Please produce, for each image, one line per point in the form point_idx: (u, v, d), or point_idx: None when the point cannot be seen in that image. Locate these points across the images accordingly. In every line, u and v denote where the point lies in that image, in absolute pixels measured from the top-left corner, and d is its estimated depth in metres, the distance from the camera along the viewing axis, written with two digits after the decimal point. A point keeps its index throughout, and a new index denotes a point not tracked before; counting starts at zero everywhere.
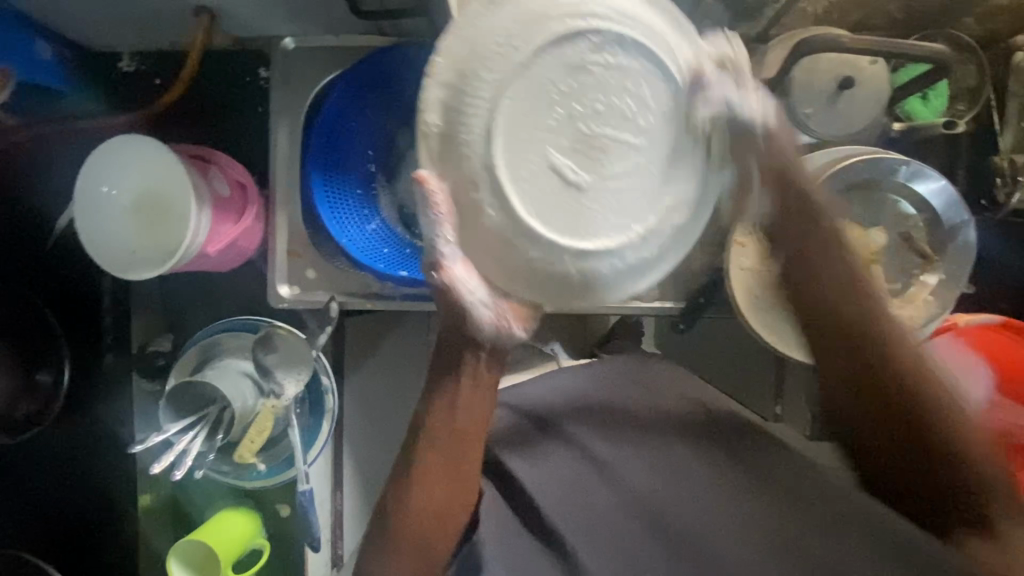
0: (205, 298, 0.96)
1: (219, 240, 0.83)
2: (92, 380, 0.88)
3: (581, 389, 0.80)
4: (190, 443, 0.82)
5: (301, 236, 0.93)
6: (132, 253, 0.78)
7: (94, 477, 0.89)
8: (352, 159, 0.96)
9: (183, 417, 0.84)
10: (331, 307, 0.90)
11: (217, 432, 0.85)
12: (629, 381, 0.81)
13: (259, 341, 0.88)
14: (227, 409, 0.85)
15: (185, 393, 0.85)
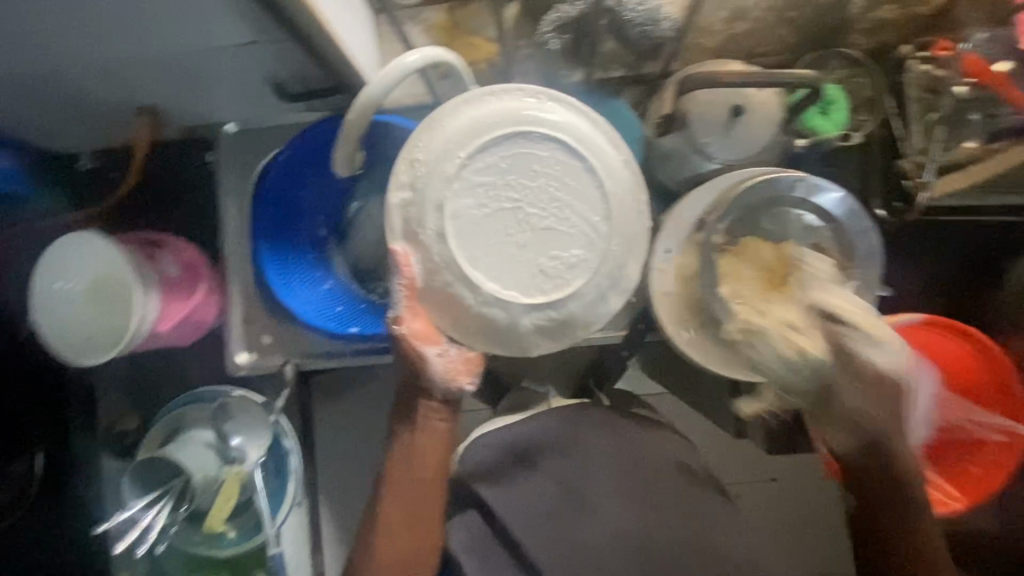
0: (171, 371, 1.01)
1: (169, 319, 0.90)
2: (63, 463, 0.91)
3: (539, 433, 0.80)
4: (156, 516, 0.86)
5: (256, 305, 0.96)
6: (88, 337, 0.82)
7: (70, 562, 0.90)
8: (304, 225, 1.02)
9: (150, 490, 0.88)
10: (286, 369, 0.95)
11: (181, 502, 0.89)
12: (589, 428, 0.80)
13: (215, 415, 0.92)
14: (184, 480, 0.88)
15: (145, 469, 0.89)
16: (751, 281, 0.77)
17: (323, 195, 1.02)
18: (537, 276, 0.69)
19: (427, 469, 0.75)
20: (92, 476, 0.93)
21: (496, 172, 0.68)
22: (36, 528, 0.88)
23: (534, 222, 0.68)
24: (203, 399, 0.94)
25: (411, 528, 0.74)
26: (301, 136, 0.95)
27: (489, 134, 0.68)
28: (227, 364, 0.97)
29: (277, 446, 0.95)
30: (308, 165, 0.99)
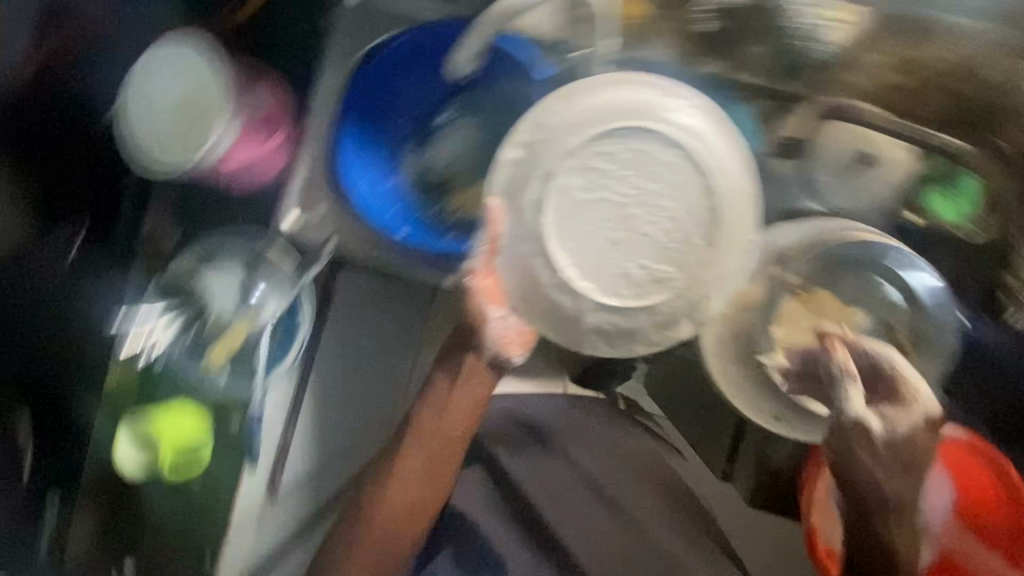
0: (217, 213, 1.00)
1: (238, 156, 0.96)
2: (97, 255, 0.97)
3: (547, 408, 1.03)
4: (168, 325, 0.97)
5: (318, 179, 0.94)
6: (160, 139, 0.93)
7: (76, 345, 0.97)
8: (391, 117, 1.01)
9: (175, 305, 0.97)
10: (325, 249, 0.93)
11: (192, 325, 0.97)
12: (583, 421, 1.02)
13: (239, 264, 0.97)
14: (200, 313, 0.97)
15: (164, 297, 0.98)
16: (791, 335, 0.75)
17: (417, 97, 1.01)
18: (619, 280, 0.68)
19: (453, 430, 0.85)
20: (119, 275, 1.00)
21: (610, 163, 0.67)
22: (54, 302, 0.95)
23: (631, 225, 0.67)
24: (239, 243, 0.98)
25: (424, 476, 0.84)
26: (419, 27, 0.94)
27: (613, 120, 0.67)
28: (274, 222, 0.96)
29: (289, 314, 0.99)
30: (415, 60, 0.98)
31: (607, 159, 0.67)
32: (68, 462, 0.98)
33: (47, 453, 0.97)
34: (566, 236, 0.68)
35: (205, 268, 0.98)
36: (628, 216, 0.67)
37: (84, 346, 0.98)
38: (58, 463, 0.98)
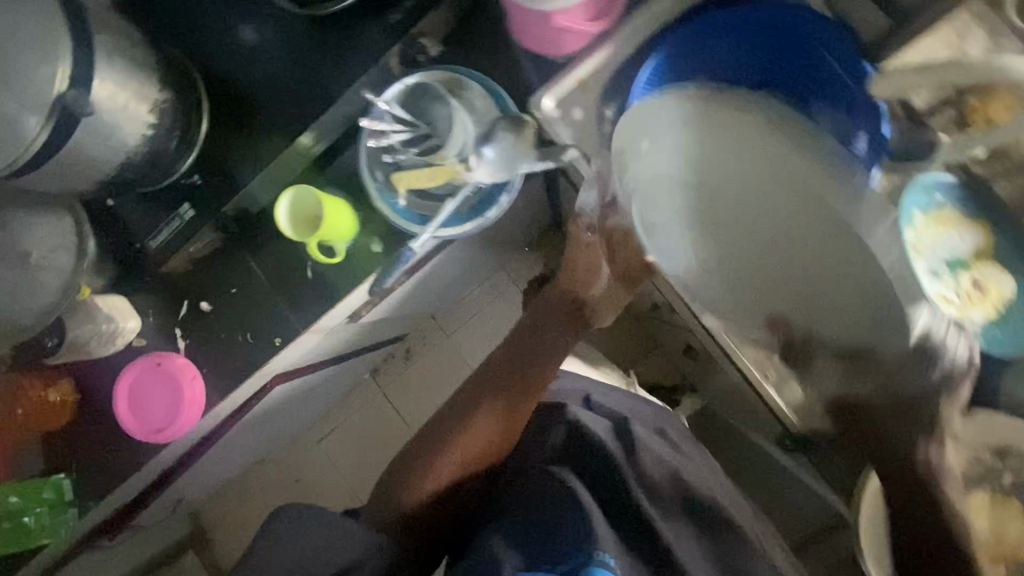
0: (481, 49, 0.92)
1: (566, 23, 0.84)
2: (356, 19, 0.89)
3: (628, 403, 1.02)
4: (394, 132, 0.92)
5: (599, 85, 0.90)
6: None
7: (278, 83, 0.91)
8: (699, 69, 0.88)
9: (408, 111, 0.92)
10: (566, 154, 0.89)
11: (414, 143, 0.94)
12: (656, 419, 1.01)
13: (489, 122, 0.90)
14: (435, 140, 0.93)
15: (414, 98, 0.92)
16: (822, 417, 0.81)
17: (722, 68, 0.93)
18: (674, 242, 0.85)
19: (541, 358, 1.03)
20: (356, 49, 0.89)
21: (722, 170, 0.83)
22: (291, 33, 0.91)
23: (721, 228, 0.84)
24: (492, 93, 0.91)
25: (512, 413, 1.00)
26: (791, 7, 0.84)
27: (722, 108, 0.81)
28: (532, 91, 0.91)
29: (493, 191, 0.93)
30: (759, 35, 0.88)
31: (717, 165, 0.83)
32: (223, 184, 0.94)
33: (213, 159, 0.94)
34: (670, 259, 0.85)
35: (454, 97, 0.91)
36: (722, 221, 0.84)
37: (307, 95, 0.91)
38: (214, 178, 0.94)
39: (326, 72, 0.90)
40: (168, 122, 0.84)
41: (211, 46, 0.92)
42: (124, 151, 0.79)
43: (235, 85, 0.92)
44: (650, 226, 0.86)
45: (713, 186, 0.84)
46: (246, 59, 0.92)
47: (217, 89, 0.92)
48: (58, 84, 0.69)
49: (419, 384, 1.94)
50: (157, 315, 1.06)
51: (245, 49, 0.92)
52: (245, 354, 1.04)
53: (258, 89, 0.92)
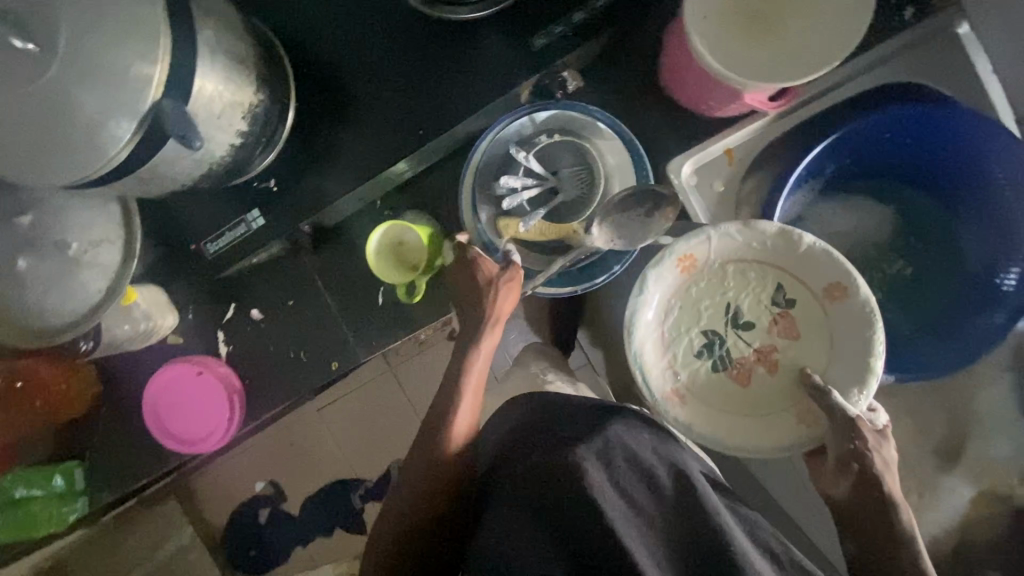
0: (626, 92, 0.82)
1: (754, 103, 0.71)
2: (493, 33, 0.75)
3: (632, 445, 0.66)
4: (527, 184, 0.83)
5: (749, 158, 0.81)
6: (704, 17, 0.67)
7: (385, 87, 0.77)
8: (862, 147, 0.82)
9: (545, 160, 0.84)
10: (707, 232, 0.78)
11: (543, 197, 0.85)
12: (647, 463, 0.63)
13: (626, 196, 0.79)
14: (560, 196, 0.84)
15: (548, 149, 0.84)
16: (827, 481, 0.69)
17: (882, 156, 0.85)
18: (710, 383, 0.78)
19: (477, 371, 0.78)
20: (486, 68, 0.76)
21: (741, 283, 0.79)
22: (411, 32, 0.76)
23: (731, 365, 0.79)
24: (631, 153, 0.81)
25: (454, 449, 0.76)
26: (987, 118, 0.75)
27: (754, 223, 0.74)
28: (675, 153, 0.82)
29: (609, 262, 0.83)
30: (938, 140, 0.80)
31: (735, 282, 0.79)
32: (302, 195, 0.81)
33: (294, 162, 0.80)
34: (680, 338, 0.79)
35: (602, 157, 0.82)
36: (740, 337, 0.80)
37: (415, 107, 0.77)
38: (292, 186, 0.81)
39: (447, 86, 0.76)
40: (257, 129, 0.71)
41: (312, 28, 0.78)
42: (209, 163, 0.66)
43: (334, 82, 0.78)
44: (655, 358, 0.77)
45: (745, 286, 0.79)
46: (354, 53, 0.77)
47: (311, 82, 0.78)
48: (155, 94, 0.55)
49: (426, 382, 1.41)
50: (197, 314, 0.93)
51: (350, 38, 0.77)
52: (298, 373, 0.93)
53: (360, 89, 0.78)
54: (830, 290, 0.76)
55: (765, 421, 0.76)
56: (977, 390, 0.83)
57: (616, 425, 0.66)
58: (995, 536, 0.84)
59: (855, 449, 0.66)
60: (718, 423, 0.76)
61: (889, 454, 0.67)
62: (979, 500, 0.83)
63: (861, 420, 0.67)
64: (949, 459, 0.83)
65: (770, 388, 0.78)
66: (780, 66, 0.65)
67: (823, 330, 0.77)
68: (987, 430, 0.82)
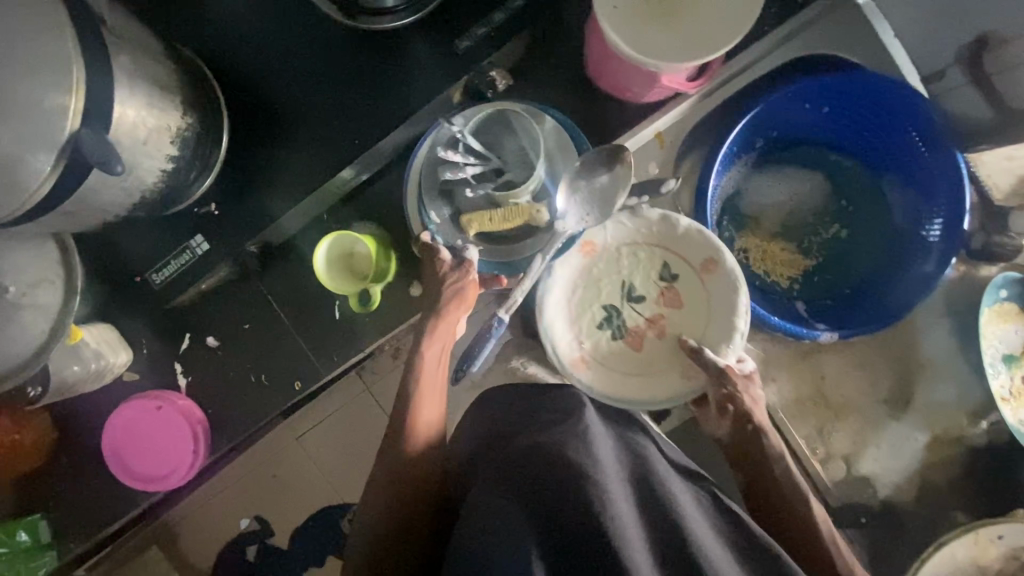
0: (556, 85, 0.85)
1: (673, 85, 0.74)
2: (415, 39, 0.76)
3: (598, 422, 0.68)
4: (468, 163, 0.83)
5: (680, 136, 0.84)
6: (614, 8, 0.69)
7: (315, 101, 0.78)
8: (781, 117, 0.86)
9: (484, 140, 0.84)
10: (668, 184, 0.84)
11: (487, 177, 0.85)
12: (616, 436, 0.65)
13: (592, 169, 0.80)
14: (506, 176, 0.84)
15: (483, 129, 0.84)
16: (713, 425, 0.79)
17: (805, 124, 0.89)
18: (607, 348, 0.84)
19: (436, 364, 0.80)
20: (413, 74, 0.77)
21: (632, 262, 0.86)
22: (335, 45, 0.77)
23: (627, 332, 0.85)
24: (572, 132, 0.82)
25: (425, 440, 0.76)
26: (889, 78, 0.79)
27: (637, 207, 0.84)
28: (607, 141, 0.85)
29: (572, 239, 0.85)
30: (851, 103, 0.84)
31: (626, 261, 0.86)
32: (246, 216, 0.80)
33: (233, 184, 0.80)
34: (581, 312, 0.85)
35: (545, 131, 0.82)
36: (633, 309, 0.86)
37: (348, 116, 0.78)
38: (234, 207, 0.80)
39: (376, 94, 0.77)
40: (188, 153, 0.71)
41: (236, 48, 0.78)
42: (140, 190, 0.66)
43: (264, 100, 0.78)
44: (557, 332, 0.84)
45: (638, 266, 0.86)
46: (281, 70, 0.78)
47: (241, 101, 0.79)
48: (71, 124, 0.54)
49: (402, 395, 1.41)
50: (151, 349, 0.92)
51: (276, 56, 0.78)
52: (261, 397, 0.92)
53: (292, 104, 0.78)
54: (705, 265, 0.84)
55: (657, 380, 0.83)
56: (919, 338, 0.86)
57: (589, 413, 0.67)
58: (953, 476, 0.87)
59: (727, 393, 0.76)
60: (613, 383, 0.83)
61: (757, 395, 0.77)
62: (934, 444, 0.87)
63: (730, 369, 0.77)
64: (901, 407, 0.86)
65: (660, 351, 0.84)
66: (689, 50, 0.68)
67: (702, 302, 0.84)
68: (932, 375, 0.86)
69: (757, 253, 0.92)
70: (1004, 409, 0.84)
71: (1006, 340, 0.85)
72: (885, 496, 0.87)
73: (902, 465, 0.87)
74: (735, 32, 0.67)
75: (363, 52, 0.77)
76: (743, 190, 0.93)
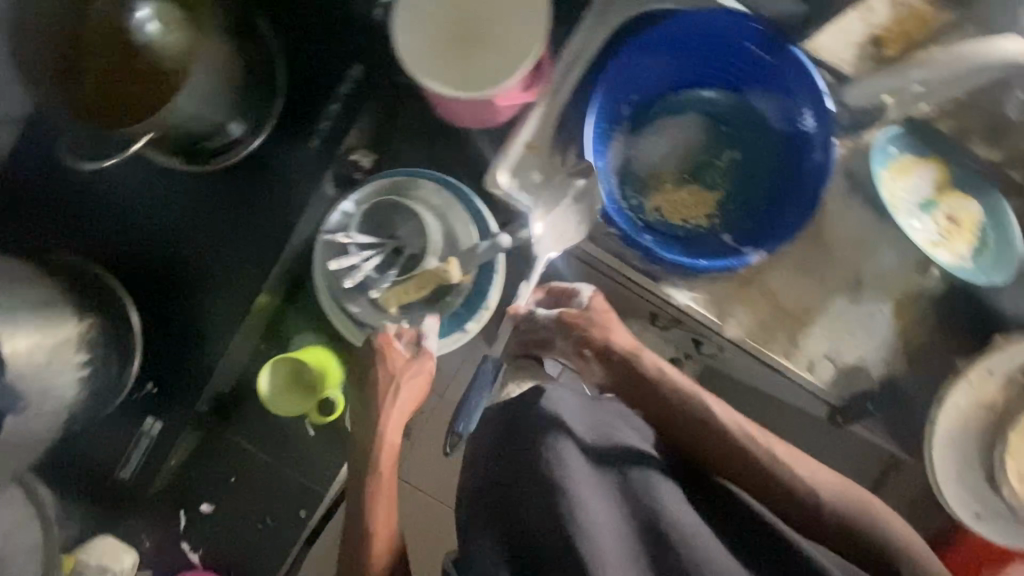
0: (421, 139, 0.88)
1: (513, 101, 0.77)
2: (270, 155, 0.79)
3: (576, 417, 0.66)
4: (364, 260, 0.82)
5: (548, 136, 0.87)
6: (427, 57, 0.72)
7: (204, 247, 0.80)
8: (629, 88, 0.91)
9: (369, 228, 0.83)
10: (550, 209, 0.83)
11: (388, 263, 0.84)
12: (598, 429, 0.66)
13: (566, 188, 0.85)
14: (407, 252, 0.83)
15: (377, 215, 0.83)
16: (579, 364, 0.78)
17: (655, 80, 0.93)
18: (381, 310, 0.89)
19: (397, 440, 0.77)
20: (285, 187, 0.80)
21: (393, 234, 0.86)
22: (194, 192, 0.79)
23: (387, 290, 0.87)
24: (449, 187, 0.85)
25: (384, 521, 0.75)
26: (694, 11, 0.84)
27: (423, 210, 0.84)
28: (484, 172, 0.88)
29: (484, 286, 0.85)
30: (683, 45, 0.89)
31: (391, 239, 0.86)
32: (185, 378, 0.82)
33: (160, 354, 0.82)
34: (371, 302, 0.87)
35: (415, 199, 0.84)
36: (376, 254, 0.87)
37: (238, 249, 0.80)
38: (172, 374, 0.82)
39: (259, 218, 0.80)
40: (101, 349, 0.72)
41: (108, 232, 0.80)
42: (64, 407, 0.67)
43: (154, 267, 0.80)
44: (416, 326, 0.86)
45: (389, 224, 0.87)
46: (156, 234, 0.80)
47: (135, 277, 0.80)
48: None
49: None
50: (152, 539, 0.91)
51: (147, 224, 0.80)
52: (269, 547, 0.89)
53: (181, 260, 0.80)
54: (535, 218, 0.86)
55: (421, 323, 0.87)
56: (839, 221, 0.89)
57: (566, 440, 0.62)
58: (929, 332, 0.89)
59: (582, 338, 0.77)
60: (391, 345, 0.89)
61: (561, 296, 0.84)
62: (898, 310, 0.88)
63: (566, 292, 0.81)
64: (855, 289, 0.88)
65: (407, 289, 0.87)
66: (509, 69, 0.71)
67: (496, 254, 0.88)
68: (869, 250, 0.88)
69: (669, 207, 0.94)
70: (940, 253, 0.82)
71: (917, 190, 0.86)
72: (881, 375, 0.89)
73: (880, 341, 0.89)
74: (541, 40, 0.70)
75: (221, 187, 0.79)
76: (629, 160, 0.96)
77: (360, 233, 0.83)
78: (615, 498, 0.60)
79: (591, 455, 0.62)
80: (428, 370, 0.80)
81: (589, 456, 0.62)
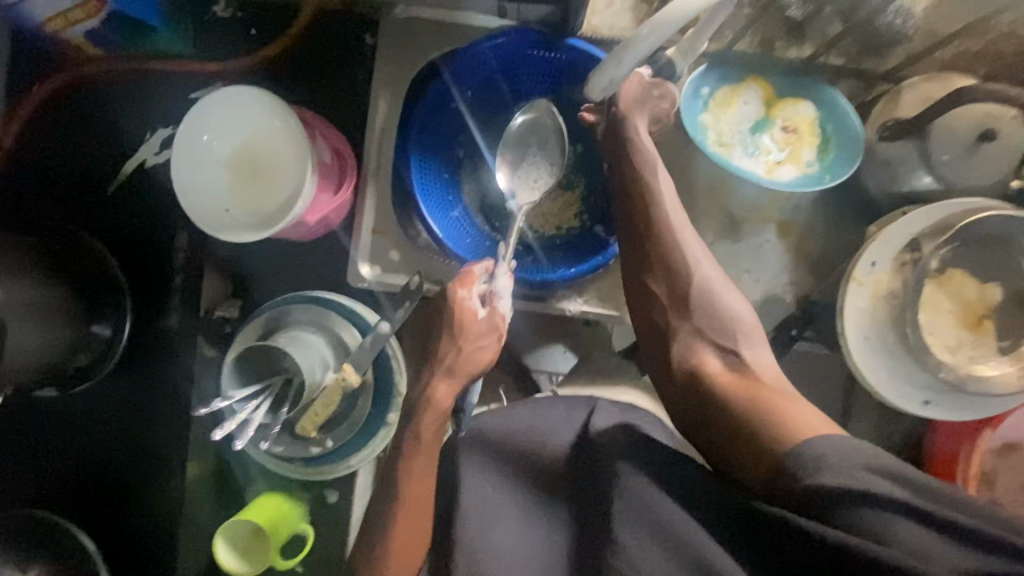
0: (279, 263, 0.91)
1: (326, 207, 0.79)
2: (151, 338, 0.87)
3: (506, 427, 0.72)
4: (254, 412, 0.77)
5: (388, 215, 0.87)
6: (226, 210, 0.74)
7: (134, 440, 0.88)
8: (445, 139, 0.92)
9: (249, 383, 0.79)
10: (412, 284, 0.83)
11: (281, 404, 0.79)
12: (515, 429, 0.72)
13: (517, 138, 0.87)
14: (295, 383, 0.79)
15: (254, 359, 0.79)
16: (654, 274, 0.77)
17: (468, 117, 0.93)
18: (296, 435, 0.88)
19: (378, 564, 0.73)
20: (179, 363, 0.87)
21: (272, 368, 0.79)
22: (105, 403, 0.88)
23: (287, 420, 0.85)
24: (316, 301, 0.85)
25: None
26: (461, 53, 0.84)
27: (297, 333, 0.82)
28: (347, 272, 0.88)
29: (384, 379, 0.87)
30: (472, 79, 0.89)
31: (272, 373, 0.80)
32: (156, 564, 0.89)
33: (128, 551, 0.88)
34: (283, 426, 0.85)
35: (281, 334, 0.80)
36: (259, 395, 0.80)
37: (157, 431, 0.88)
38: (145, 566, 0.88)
39: (169, 392, 0.88)
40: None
41: (48, 465, 0.88)
42: None
43: (96, 479, 0.88)
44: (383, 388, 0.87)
45: (263, 356, 0.79)
46: (86, 449, 0.88)
47: (84, 492, 0.88)
48: None
49: None
50: None
51: (75, 446, 0.88)
52: None
53: (115, 460, 0.88)
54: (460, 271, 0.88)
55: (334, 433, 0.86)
56: (690, 175, 0.86)
57: (473, 446, 0.71)
58: (823, 241, 0.86)
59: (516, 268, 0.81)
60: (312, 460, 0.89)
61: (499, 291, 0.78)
62: (783, 233, 0.86)
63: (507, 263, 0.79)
64: (732, 230, 0.86)
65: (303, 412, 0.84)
66: (297, 181, 0.73)
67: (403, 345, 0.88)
68: (729, 188, 0.86)
69: (539, 221, 0.93)
70: (782, 172, 0.81)
71: (745, 117, 0.83)
72: (795, 300, 0.86)
73: (781, 268, 0.86)
74: (306, 142, 0.71)
75: (120, 388, 0.87)
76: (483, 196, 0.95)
77: (243, 385, 0.79)
78: (515, 474, 0.70)
79: (502, 448, 0.71)
80: (483, 367, 0.78)
81: (493, 447, 0.71)
